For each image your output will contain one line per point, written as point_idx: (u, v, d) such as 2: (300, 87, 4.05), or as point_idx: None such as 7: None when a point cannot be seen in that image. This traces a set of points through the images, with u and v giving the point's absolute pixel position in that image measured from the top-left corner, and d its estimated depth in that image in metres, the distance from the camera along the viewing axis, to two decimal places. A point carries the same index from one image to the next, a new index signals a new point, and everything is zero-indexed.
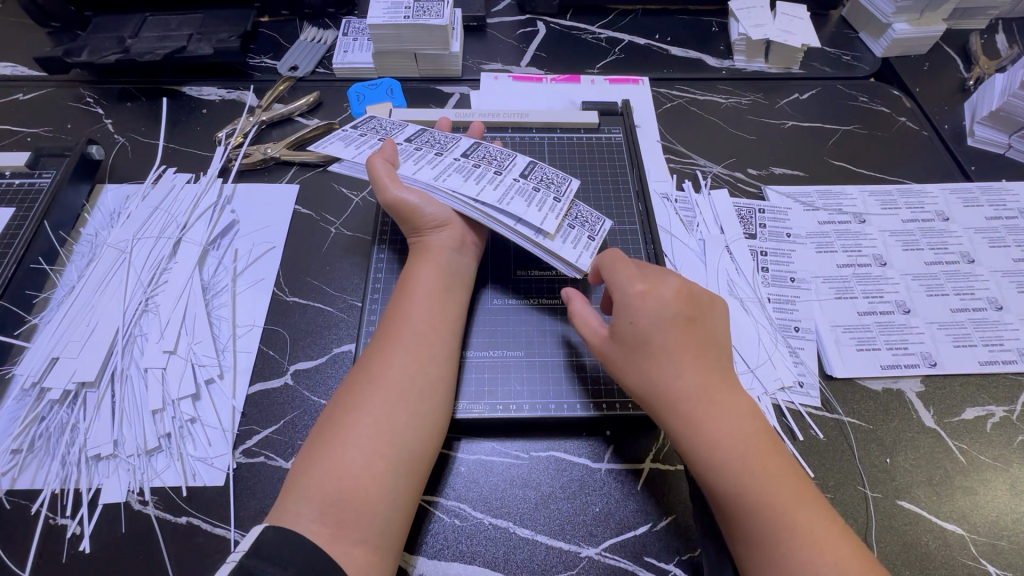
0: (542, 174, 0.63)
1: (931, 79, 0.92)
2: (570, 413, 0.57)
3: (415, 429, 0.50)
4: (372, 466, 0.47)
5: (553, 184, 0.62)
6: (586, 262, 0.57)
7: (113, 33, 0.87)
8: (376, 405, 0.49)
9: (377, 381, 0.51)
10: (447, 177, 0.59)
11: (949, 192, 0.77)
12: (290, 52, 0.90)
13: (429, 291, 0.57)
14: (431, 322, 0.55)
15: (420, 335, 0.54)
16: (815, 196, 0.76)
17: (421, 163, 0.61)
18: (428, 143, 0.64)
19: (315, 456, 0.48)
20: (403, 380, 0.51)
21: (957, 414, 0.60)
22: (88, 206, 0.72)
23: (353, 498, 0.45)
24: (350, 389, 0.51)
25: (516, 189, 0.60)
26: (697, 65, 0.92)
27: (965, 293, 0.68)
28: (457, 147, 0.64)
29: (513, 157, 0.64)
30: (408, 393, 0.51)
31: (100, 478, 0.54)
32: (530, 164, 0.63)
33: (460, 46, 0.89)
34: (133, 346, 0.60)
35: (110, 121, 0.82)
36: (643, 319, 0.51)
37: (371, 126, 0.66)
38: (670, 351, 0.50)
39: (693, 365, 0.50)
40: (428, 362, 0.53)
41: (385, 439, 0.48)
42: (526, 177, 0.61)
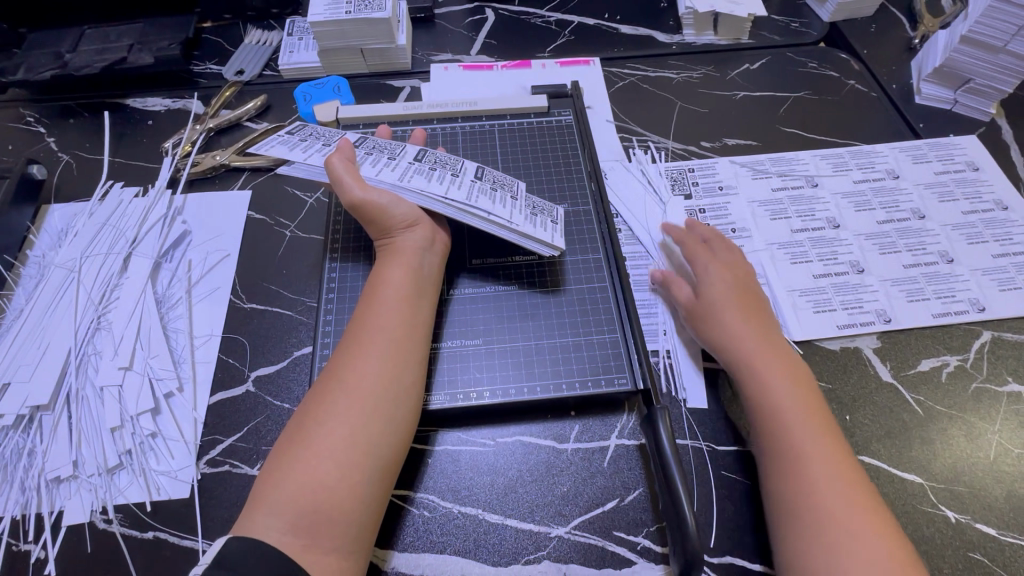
0: (497, 174, 0.63)
1: (879, 40, 0.92)
2: (531, 398, 0.57)
3: (387, 435, 0.50)
4: (345, 475, 0.47)
5: (507, 185, 0.62)
6: (560, 239, 0.59)
7: (50, 49, 0.85)
8: (349, 410, 0.49)
9: (349, 387, 0.50)
10: (410, 178, 0.59)
11: (898, 151, 0.78)
12: (235, 56, 0.88)
13: (398, 296, 0.55)
14: (401, 329, 0.54)
15: (392, 342, 0.53)
16: (769, 163, 0.77)
17: (380, 166, 0.60)
18: (377, 148, 0.63)
19: (283, 468, 0.47)
20: (375, 386, 0.50)
21: (914, 367, 0.61)
22: (33, 228, 0.70)
23: (326, 508, 0.45)
24: (321, 396, 0.51)
25: (478, 188, 0.60)
26: (647, 42, 0.92)
27: (917, 249, 0.69)
28: (407, 152, 0.63)
29: (461, 159, 0.64)
30: (380, 400, 0.50)
31: (62, 501, 0.53)
32: (480, 167, 0.63)
33: (407, 38, 0.87)
34: (87, 365, 0.59)
35: (52, 139, 0.80)
36: (733, 281, 0.60)
37: (310, 132, 0.64)
38: (752, 308, 0.59)
39: (757, 320, 0.58)
40: (401, 366, 0.52)
41: (357, 445, 0.48)
42: (482, 178, 0.62)
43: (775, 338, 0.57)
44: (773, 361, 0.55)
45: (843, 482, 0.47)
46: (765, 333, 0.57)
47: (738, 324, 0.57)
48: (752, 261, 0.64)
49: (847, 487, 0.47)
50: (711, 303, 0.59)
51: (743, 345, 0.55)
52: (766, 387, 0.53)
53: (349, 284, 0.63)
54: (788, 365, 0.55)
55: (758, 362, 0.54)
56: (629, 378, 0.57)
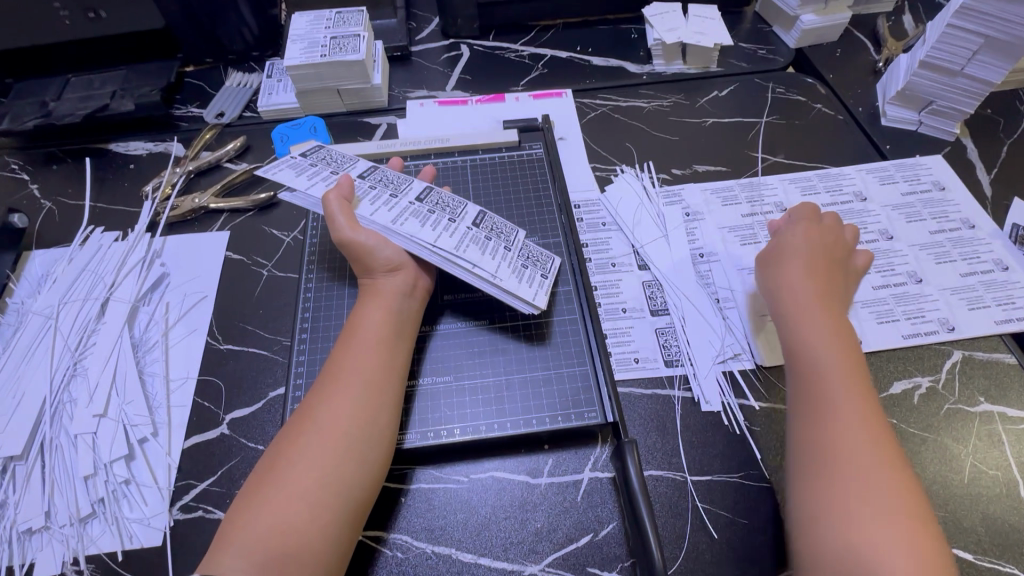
0: (495, 222, 0.64)
1: (844, 65, 0.95)
2: (501, 434, 0.57)
3: (361, 475, 0.50)
4: (315, 519, 0.47)
5: (503, 234, 0.63)
6: (542, 298, 0.59)
7: (35, 98, 0.87)
8: (323, 450, 0.49)
9: (323, 428, 0.51)
10: (403, 221, 0.59)
11: (865, 172, 0.80)
12: (215, 99, 0.91)
13: (374, 338, 0.56)
14: (378, 371, 0.54)
15: (369, 383, 0.53)
16: (738, 190, 0.78)
17: (377, 204, 0.61)
18: (383, 182, 0.64)
19: (253, 509, 0.47)
20: (349, 428, 0.51)
21: (885, 390, 0.62)
22: (13, 276, 0.71)
23: (294, 552, 0.45)
24: (295, 436, 0.51)
25: (471, 236, 0.61)
26: (618, 72, 0.95)
27: (885, 270, 0.70)
28: (411, 189, 0.64)
29: (463, 202, 0.65)
30: (353, 442, 0.50)
31: (33, 553, 0.53)
32: (481, 213, 0.64)
33: (383, 77, 0.90)
34: (62, 413, 0.59)
35: (35, 186, 0.81)
36: (825, 274, 0.61)
37: (322, 157, 0.67)
38: (837, 307, 0.59)
39: (840, 322, 0.58)
40: (378, 407, 0.53)
41: (330, 485, 0.48)
42: (479, 225, 0.62)
43: (841, 324, 0.58)
44: (831, 338, 0.56)
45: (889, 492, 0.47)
46: (829, 309, 0.59)
47: (805, 301, 0.59)
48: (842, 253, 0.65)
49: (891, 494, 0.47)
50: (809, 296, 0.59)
51: (814, 343, 0.56)
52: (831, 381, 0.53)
53: (322, 324, 0.64)
54: (857, 370, 0.54)
55: (827, 359, 0.55)
56: (599, 411, 0.58)
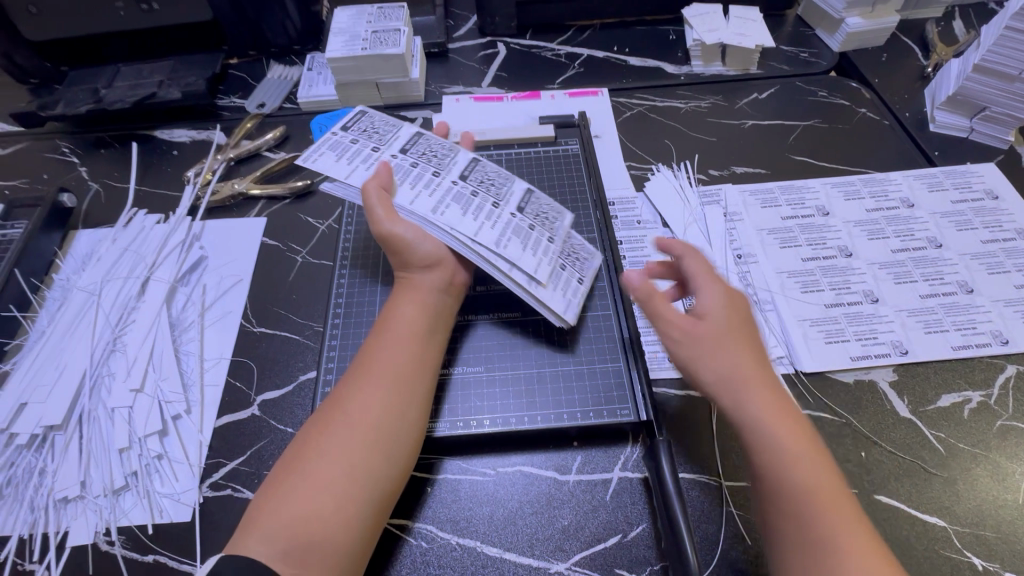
0: (539, 207, 0.64)
1: (890, 69, 0.92)
2: (529, 427, 0.56)
3: (384, 469, 0.49)
4: (340, 509, 0.46)
5: (546, 220, 0.63)
6: (573, 312, 0.59)
7: (87, 85, 0.90)
8: (349, 442, 0.49)
9: (350, 420, 0.50)
10: (444, 210, 0.59)
11: (913, 179, 0.77)
12: (257, 90, 0.93)
13: (408, 331, 0.56)
14: (409, 363, 0.54)
15: (400, 375, 0.53)
16: (778, 192, 0.76)
17: (419, 190, 0.61)
18: (426, 161, 0.64)
19: (278, 494, 0.47)
20: (379, 419, 0.50)
21: (932, 402, 0.59)
22: (60, 253, 0.73)
23: (319, 540, 0.45)
24: (325, 423, 0.51)
25: (513, 227, 0.60)
26: (655, 72, 0.94)
27: (933, 279, 0.67)
28: (454, 169, 0.64)
29: (508, 183, 0.65)
30: (381, 433, 0.50)
31: (68, 521, 0.54)
32: (525, 197, 0.64)
33: (421, 72, 0.91)
34: (101, 387, 0.60)
35: (84, 168, 0.84)
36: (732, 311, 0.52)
37: (365, 131, 0.67)
38: (749, 343, 0.51)
39: (755, 366, 0.49)
40: (404, 403, 0.52)
41: (354, 476, 0.48)
42: (522, 212, 0.62)
43: (767, 375, 0.50)
44: (763, 395, 0.48)
45: (855, 546, 0.41)
46: (742, 354, 0.50)
47: (725, 357, 0.49)
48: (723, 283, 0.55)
49: (864, 559, 0.41)
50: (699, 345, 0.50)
51: (747, 391, 0.48)
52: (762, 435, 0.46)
53: (356, 309, 0.65)
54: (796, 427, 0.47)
55: (756, 404, 0.47)
56: (632, 409, 0.57)
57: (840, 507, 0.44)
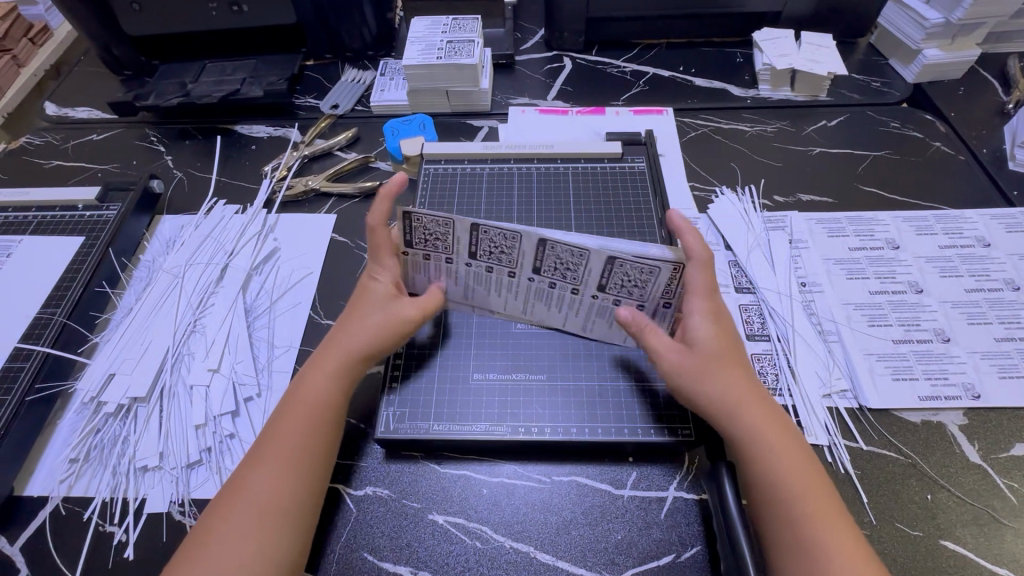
0: (623, 277, 0.54)
1: (967, 104, 0.90)
2: (588, 440, 0.57)
3: (287, 541, 0.47)
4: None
5: (636, 284, 0.54)
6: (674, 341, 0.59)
7: (177, 79, 0.96)
8: (254, 519, 0.46)
9: (251, 501, 0.47)
10: (532, 307, 0.60)
11: (990, 218, 0.74)
12: (332, 92, 0.97)
13: (315, 405, 0.52)
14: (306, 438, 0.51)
15: (299, 451, 0.50)
16: (845, 222, 0.75)
17: (500, 291, 0.59)
18: (493, 253, 0.55)
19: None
20: (275, 494, 0.48)
21: (1005, 450, 0.57)
22: (147, 235, 0.78)
23: None
24: (224, 504, 0.48)
25: (598, 308, 0.58)
26: (721, 95, 0.94)
27: (1010, 322, 0.65)
28: (523, 258, 0.55)
29: (586, 262, 0.53)
30: (280, 509, 0.47)
31: (145, 489, 0.57)
32: (609, 267, 0.53)
33: (490, 83, 0.93)
34: (181, 365, 0.64)
35: (170, 157, 0.89)
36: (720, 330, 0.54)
37: (422, 238, 0.56)
38: (737, 364, 0.53)
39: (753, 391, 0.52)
40: (309, 474, 0.50)
41: (258, 560, 0.45)
42: (605, 290, 0.56)
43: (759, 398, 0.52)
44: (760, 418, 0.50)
45: (844, 548, 0.44)
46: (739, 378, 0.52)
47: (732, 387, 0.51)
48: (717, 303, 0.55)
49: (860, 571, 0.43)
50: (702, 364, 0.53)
51: (743, 408, 0.51)
52: (753, 444, 0.49)
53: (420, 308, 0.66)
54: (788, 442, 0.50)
55: (753, 427, 0.50)
56: (693, 429, 0.57)
57: (834, 516, 0.46)
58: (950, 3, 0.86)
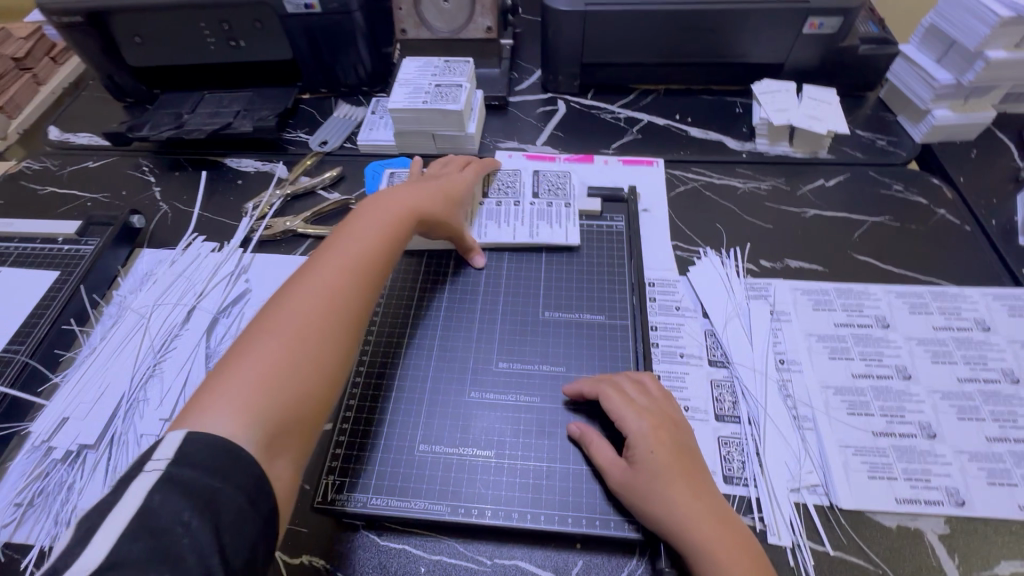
0: (549, 181, 0.82)
1: (978, 169, 0.85)
2: (531, 525, 0.54)
3: (333, 352, 0.51)
4: (293, 382, 0.48)
5: (559, 188, 0.81)
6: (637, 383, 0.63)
7: (173, 110, 0.97)
8: (314, 305, 0.52)
9: (316, 285, 0.54)
10: (487, 230, 0.76)
11: (992, 298, 0.70)
12: (323, 128, 0.97)
13: (385, 229, 0.62)
14: (370, 254, 0.59)
15: (367, 253, 0.59)
16: (834, 295, 0.71)
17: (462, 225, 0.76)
18: None
19: (230, 379, 0.46)
20: (340, 279, 0.55)
21: (987, 567, 0.52)
22: (123, 270, 0.78)
23: (289, 414, 0.47)
24: (271, 309, 0.52)
25: (538, 210, 0.78)
26: (716, 147, 0.91)
27: (1005, 419, 0.60)
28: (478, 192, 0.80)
29: (518, 177, 0.83)
30: (335, 301, 0.53)
31: None
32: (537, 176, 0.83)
33: (478, 126, 0.92)
34: (134, 411, 0.63)
35: (158, 189, 0.90)
36: (668, 437, 0.54)
37: None
38: (692, 476, 0.52)
39: (704, 500, 0.51)
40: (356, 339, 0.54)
41: (304, 362, 0.49)
42: (539, 196, 0.80)
43: (709, 503, 0.51)
44: (712, 532, 0.49)
45: None
46: (687, 486, 0.51)
47: (679, 498, 0.50)
48: (658, 406, 0.57)
49: None
50: (652, 478, 0.51)
51: (690, 521, 0.49)
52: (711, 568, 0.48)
53: (377, 364, 0.65)
54: (734, 543, 0.49)
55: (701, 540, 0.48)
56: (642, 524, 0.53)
57: None
58: (962, 65, 0.82)
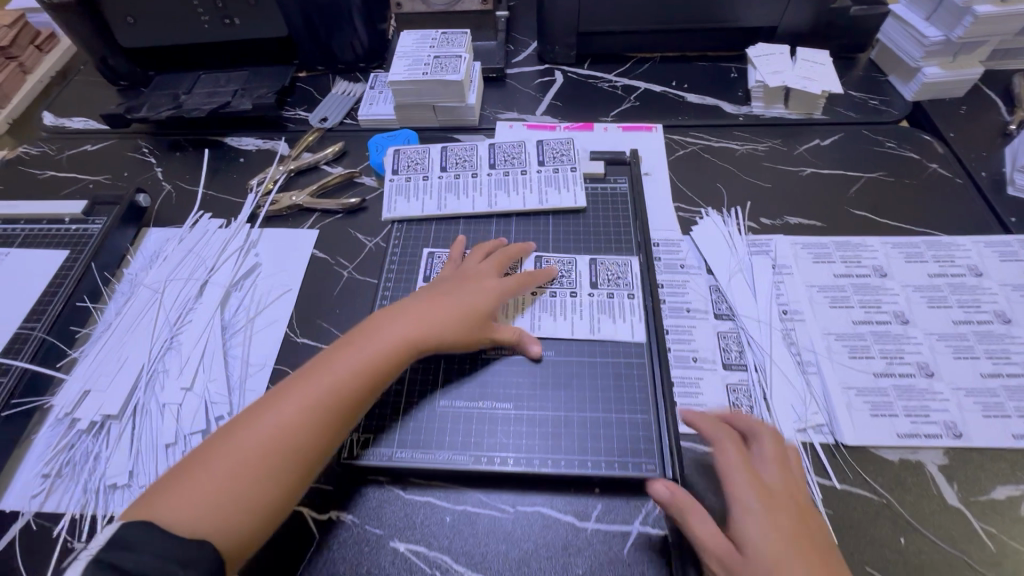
0: (554, 150, 0.81)
1: (968, 124, 0.87)
2: (551, 472, 0.57)
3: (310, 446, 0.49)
4: (261, 478, 0.46)
5: (564, 156, 0.81)
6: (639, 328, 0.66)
7: (170, 91, 0.96)
8: (305, 401, 0.50)
9: (321, 376, 0.52)
10: (495, 199, 0.77)
11: (984, 245, 0.72)
12: (322, 105, 0.97)
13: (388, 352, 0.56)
14: (374, 357, 0.55)
15: (372, 353, 0.55)
16: (832, 248, 0.73)
17: (469, 192, 0.78)
18: (459, 164, 0.81)
19: (205, 463, 0.46)
20: (341, 374, 0.52)
21: (984, 493, 0.55)
22: (132, 249, 0.78)
23: (248, 505, 0.45)
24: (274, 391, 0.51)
25: (545, 178, 0.79)
26: (713, 112, 0.92)
27: (998, 357, 0.63)
28: (482, 163, 0.81)
29: (523, 149, 0.82)
30: (328, 399, 0.51)
31: (114, 507, 0.58)
32: (541, 147, 0.82)
33: (478, 97, 0.93)
34: (154, 382, 0.64)
35: (159, 170, 0.90)
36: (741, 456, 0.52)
37: (405, 164, 0.82)
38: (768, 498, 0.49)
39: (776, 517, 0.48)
40: (338, 437, 0.51)
41: (277, 454, 0.47)
42: (543, 165, 0.80)
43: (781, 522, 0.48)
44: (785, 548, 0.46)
45: None
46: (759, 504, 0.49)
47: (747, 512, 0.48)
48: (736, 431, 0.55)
49: None
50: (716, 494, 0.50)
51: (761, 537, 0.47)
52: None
53: None
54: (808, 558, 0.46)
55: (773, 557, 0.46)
56: (658, 464, 0.56)
57: None
58: (951, 20, 0.83)
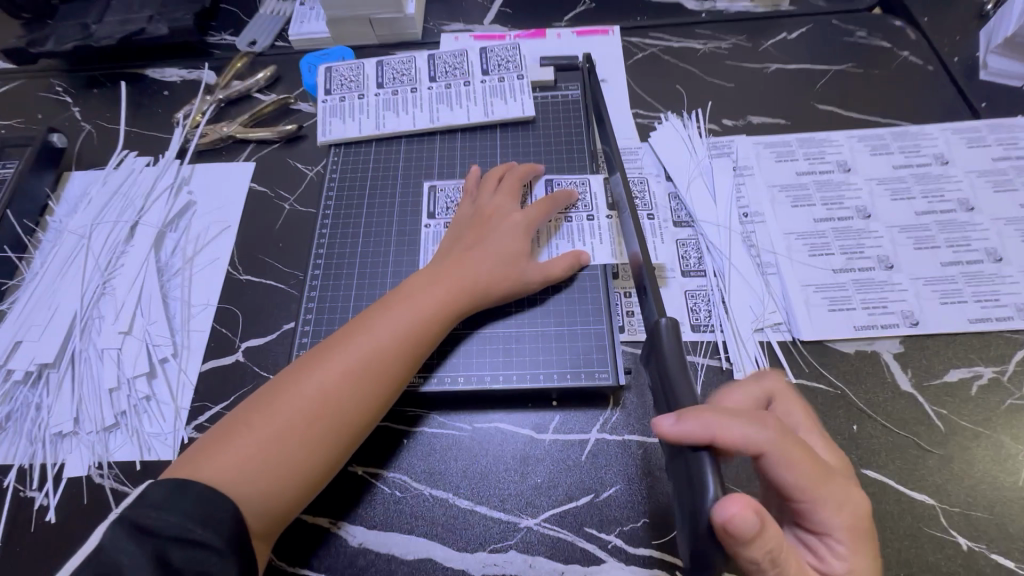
0: (499, 58, 0.75)
1: (943, 7, 0.82)
2: (505, 386, 0.56)
3: (355, 409, 0.49)
4: (306, 443, 0.47)
5: (510, 62, 0.74)
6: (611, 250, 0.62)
7: (77, 20, 0.87)
8: (348, 366, 0.50)
9: (364, 340, 0.51)
10: (436, 112, 0.72)
11: (952, 133, 0.69)
12: (249, 27, 0.88)
13: (426, 311, 0.54)
14: (416, 320, 0.53)
15: (415, 317, 0.53)
16: (796, 145, 0.70)
17: (409, 108, 0.73)
18: (397, 79, 0.75)
19: (250, 422, 0.47)
20: (383, 338, 0.52)
21: (937, 376, 0.55)
22: (54, 194, 0.73)
23: (292, 471, 0.46)
24: (315, 353, 0.51)
25: (490, 88, 0.73)
26: (674, 10, 0.85)
27: (959, 245, 0.61)
28: (421, 75, 0.75)
29: (466, 58, 0.76)
30: (369, 363, 0.50)
31: (64, 454, 0.56)
32: (484, 54, 0.75)
33: (418, 7, 0.84)
34: (91, 328, 0.62)
35: (77, 109, 0.83)
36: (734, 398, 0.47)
37: (338, 82, 0.75)
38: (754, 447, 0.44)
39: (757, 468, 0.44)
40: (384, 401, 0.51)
41: (318, 418, 0.48)
42: (488, 74, 0.74)
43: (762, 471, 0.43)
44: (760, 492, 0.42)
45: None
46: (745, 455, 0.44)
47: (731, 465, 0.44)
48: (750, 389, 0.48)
49: None
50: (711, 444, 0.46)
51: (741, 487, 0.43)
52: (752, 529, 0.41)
53: (337, 256, 0.65)
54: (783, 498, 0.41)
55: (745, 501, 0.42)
56: (611, 371, 0.56)
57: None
58: None
